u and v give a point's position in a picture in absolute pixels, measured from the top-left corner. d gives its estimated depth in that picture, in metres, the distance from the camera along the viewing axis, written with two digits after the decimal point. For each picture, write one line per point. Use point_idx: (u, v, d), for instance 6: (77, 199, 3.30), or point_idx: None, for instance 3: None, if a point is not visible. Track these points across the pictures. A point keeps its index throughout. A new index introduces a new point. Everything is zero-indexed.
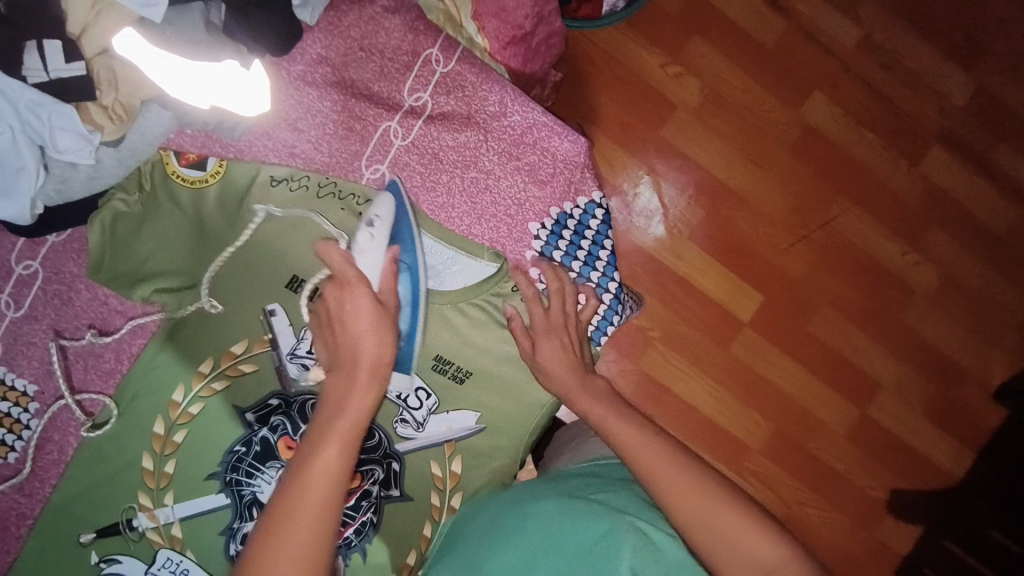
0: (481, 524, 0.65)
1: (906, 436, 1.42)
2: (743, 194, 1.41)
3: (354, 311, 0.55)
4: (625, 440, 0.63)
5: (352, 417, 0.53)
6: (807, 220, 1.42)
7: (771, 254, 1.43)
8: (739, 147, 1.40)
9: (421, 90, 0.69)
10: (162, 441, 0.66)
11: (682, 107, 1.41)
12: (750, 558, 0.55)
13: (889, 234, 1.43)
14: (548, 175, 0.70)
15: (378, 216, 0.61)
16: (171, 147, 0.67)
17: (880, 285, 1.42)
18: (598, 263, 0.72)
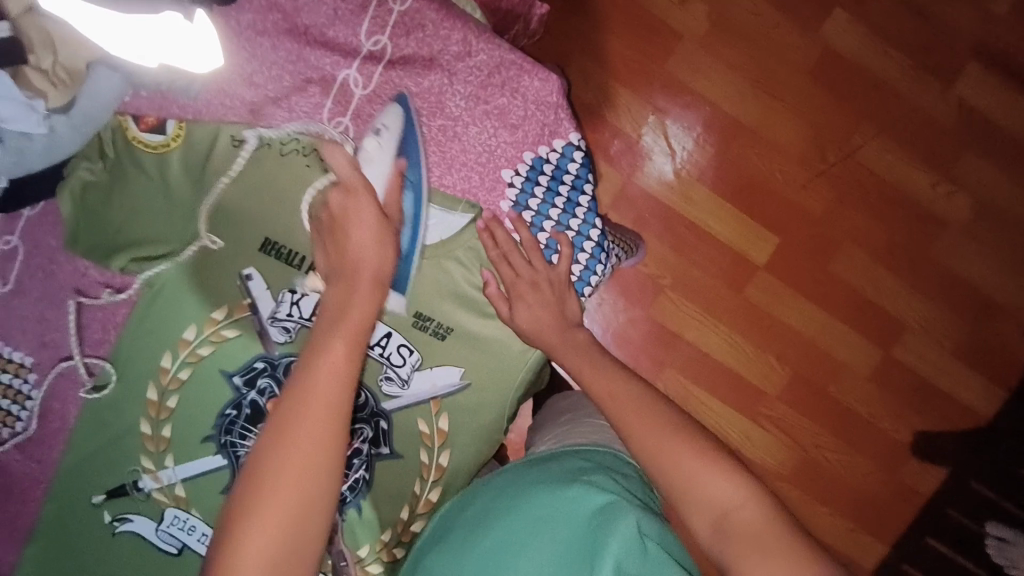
0: (476, 503, 0.68)
1: (930, 362, 1.42)
2: (764, 125, 1.35)
3: (358, 213, 0.58)
4: (603, 395, 0.65)
5: (331, 383, 0.53)
6: (831, 152, 1.37)
7: (794, 189, 1.38)
8: (761, 83, 1.35)
9: (379, 32, 0.64)
10: (157, 407, 0.68)
11: (693, 38, 1.34)
12: (710, 496, 0.56)
13: (918, 160, 1.38)
14: (520, 119, 0.66)
15: (387, 126, 0.63)
16: (129, 111, 0.65)
17: (904, 210, 1.39)
18: (578, 211, 0.68)
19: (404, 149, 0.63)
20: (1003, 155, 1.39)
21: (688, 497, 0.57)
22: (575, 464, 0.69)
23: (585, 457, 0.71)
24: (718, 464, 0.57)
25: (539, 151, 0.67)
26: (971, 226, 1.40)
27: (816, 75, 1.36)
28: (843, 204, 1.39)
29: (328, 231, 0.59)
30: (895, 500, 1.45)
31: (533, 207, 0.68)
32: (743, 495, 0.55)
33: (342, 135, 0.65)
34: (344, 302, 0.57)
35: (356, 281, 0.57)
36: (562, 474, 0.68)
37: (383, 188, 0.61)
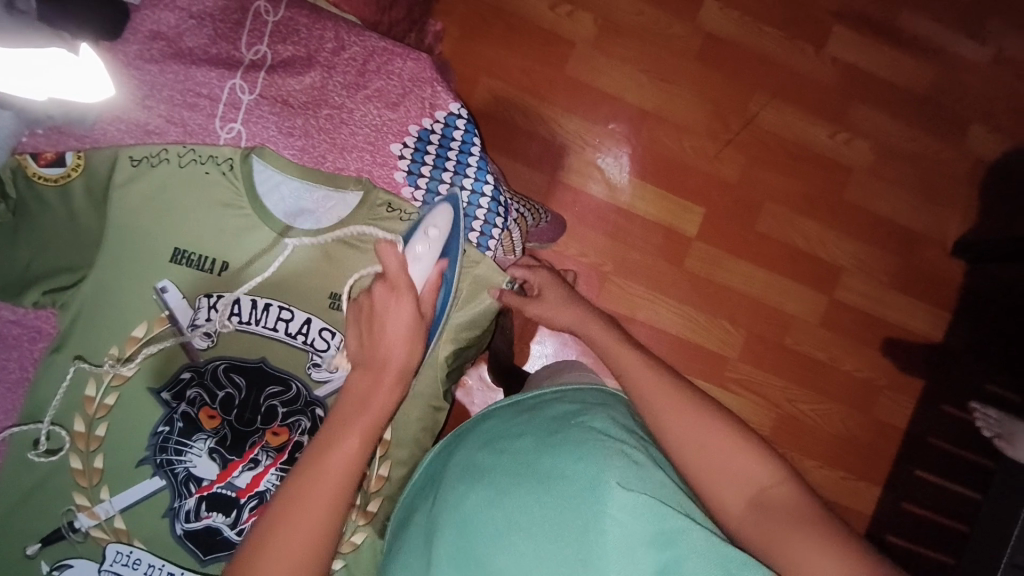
0: (470, 455, 0.68)
1: (870, 301, 1.49)
2: (661, 111, 1.47)
3: (396, 312, 0.65)
4: (630, 375, 0.72)
5: (341, 470, 0.59)
6: (733, 124, 1.48)
7: (707, 162, 1.47)
8: (655, 73, 1.47)
9: (258, 42, 0.70)
10: (86, 439, 0.68)
11: (585, 42, 1.45)
12: (746, 479, 0.63)
13: (812, 119, 1.50)
14: (400, 96, 0.71)
15: (435, 228, 0.68)
16: (27, 151, 0.67)
17: (808, 165, 1.50)
18: (468, 170, 0.72)
19: (445, 252, 0.69)
20: (885, 100, 1.52)
21: (729, 480, 0.64)
22: (560, 410, 0.70)
23: (569, 400, 0.72)
24: (753, 449, 0.65)
25: (423, 124, 0.72)
26: (871, 166, 1.51)
27: (705, 58, 1.48)
28: (754, 166, 1.48)
29: (364, 319, 0.65)
30: (873, 438, 1.48)
31: (425, 175, 0.72)
32: (776, 477, 0.63)
33: (235, 139, 0.69)
34: (370, 392, 0.63)
35: (383, 380, 0.63)
36: (549, 421, 0.68)
37: (422, 283, 0.67)
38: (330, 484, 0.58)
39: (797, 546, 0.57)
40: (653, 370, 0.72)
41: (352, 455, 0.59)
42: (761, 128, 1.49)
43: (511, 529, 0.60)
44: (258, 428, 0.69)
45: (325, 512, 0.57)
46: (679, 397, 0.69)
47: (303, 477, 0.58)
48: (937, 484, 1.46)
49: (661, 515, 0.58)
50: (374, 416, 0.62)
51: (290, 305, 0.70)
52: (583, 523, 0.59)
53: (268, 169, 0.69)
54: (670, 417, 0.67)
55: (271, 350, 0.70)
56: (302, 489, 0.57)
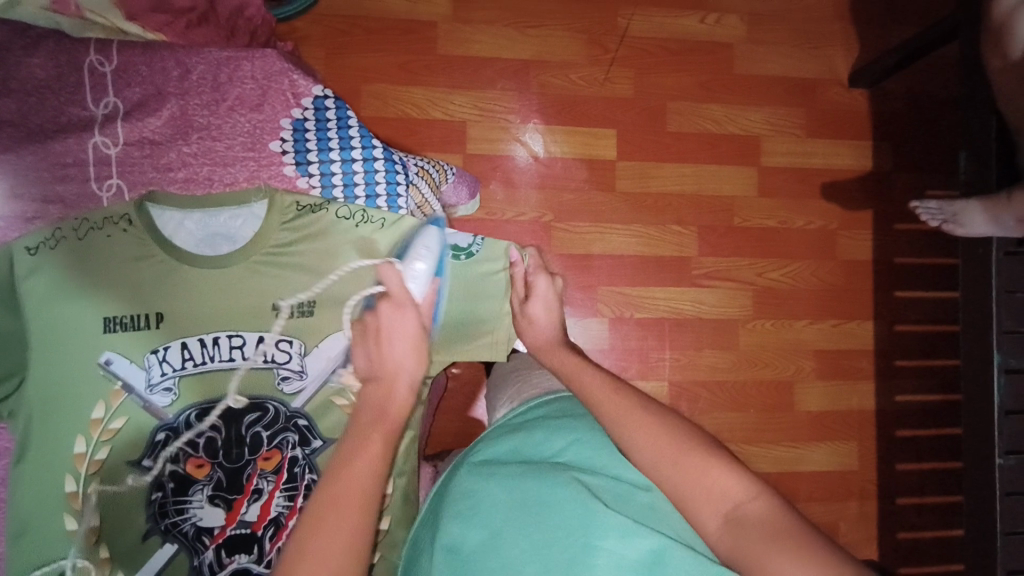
0: (457, 492, 0.67)
1: (802, 158, 1.49)
2: (546, 58, 1.39)
3: (402, 329, 0.63)
4: (596, 396, 0.66)
5: (369, 481, 0.55)
6: (612, 43, 1.42)
7: (602, 88, 1.41)
8: (523, 22, 1.38)
9: (105, 95, 0.71)
10: (84, 533, 0.66)
11: (446, 19, 1.35)
12: (717, 492, 0.56)
13: (690, 12, 1.46)
14: (260, 96, 0.74)
15: (428, 246, 0.69)
16: None
17: (701, 54, 1.46)
18: (353, 140, 0.75)
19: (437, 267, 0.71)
20: None
21: (702, 498, 0.57)
22: (543, 432, 0.71)
23: (550, 421, 0.73)
24: (722, 460, 0.58)
25: (293, 114, 0.75)
26: (751, 36, 1.48)
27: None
28: (645, 76, 1.43)
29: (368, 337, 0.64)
30: (850, 278, 1.50)
31: (315, 161, 0.74)
32: (751, 490, 0.56)
33: (118, 194, 0.71)
34: (384, 401, 0.61)
35: (397, 389, 0.62)
36: (541, 447, 0.70)
37: (422, 296, 0.68)
38: (359, 499, 0.54)
39: (776, 557, 0.50)
40: (626, 390, 0.66)
41: (378, 458, 0.57)
42: (641, 38, 1.43)
43: (502, 566, 0.58)
44: (249, 459, 0.69)
45: (356, 520, 0.53)
46: (640, 405, 0.64)
47: (333, 486, 0.54)
48: (920, 296, 1.50)
49: (645, 537, 0.57)
50: (394, 423, 0.60)
51: (238, 330, 0.69)
52: (575, 550, 0.57)
53: (167, 211, 0.70)
54: (633, 435, 0.61)
55: (235, 380, 0.69)
56: (331, 501, 0.53)
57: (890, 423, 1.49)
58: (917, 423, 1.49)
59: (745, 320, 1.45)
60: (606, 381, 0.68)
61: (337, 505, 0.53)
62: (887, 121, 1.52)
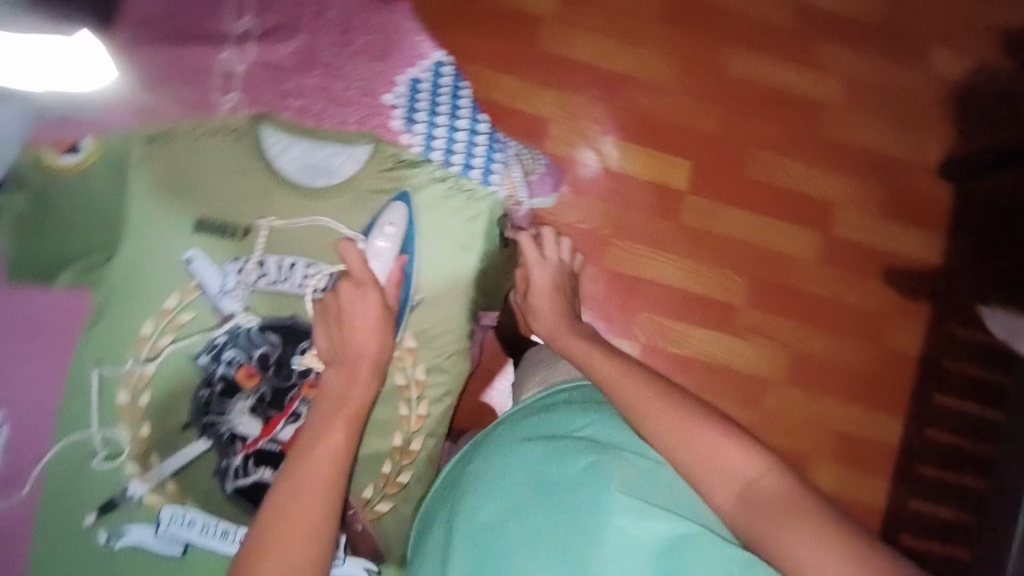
0: (477, 468, 0.68)
1: (870, 235, 1.47)
2: (640, 78, 1.40)
3: (362, 307, 0.69)
4: (601, 374, 0.69)
5: (333, 458, 0.60)
6: (710, 77, 1.42)
7: (687, 118, 1.42)
8: (627, 38, 1.40)
9: (243, 16, 0.76)
10: (131, 409, 0.70)
11: (553, 18, 1.37)
12: (733, 473, 0.58)
13: (790, 65, 1.45)
14: (383, 49, 0.77)
15: (391, 225, 0.73)
16: (42, 142, 0.69)
17: (793, 108, 1.45)
18: (462, 111, 0.77)
19: (404, 246, 0.74)
20: (854, 37, 1.47)
21: (714, 476, 0.59)
22: (566, 412, 0.69)
23: (574, 399, 0.71)
24: (739, 441, 0.60)
25: (411, 73, 0.77)
26: (850, 101, 1.46)
27: (678, 19, 1.42)
28: (734, 117, 1.43)
29: (333, 316, 0.69)
30: (892, 368, 1.46)
31: (422, 120, 0.76)
32: (759, 466, 0.58)
33: (236, 108, 0.73)
34: (347, 387, 0.66)
35: (358, 372, 0.67)
36: (560, 426, 0.68)
37: (386, 278, 0.72)
38: (325, 473, 0.59)
39: (785, 534, 0.53)
40: (625, 368, 0.69)
41: (342, 440, 0.61)
42: (738, 80, 1.43)
43: (515, 546, 0.59)
44: (295, 382, 0.72)
45: (325, 492, 0.58)
46: (661, 392, 0.65)
47: (300, 467, 0.59)
48: (959, 408, 1.46)
49: (661, 524, 0.58)
50: (357, 405, 0.65)
51: (315, 261, 0.73)
52: (590, 534, 0.58)
53: (279, 134, 0.73)
54: (644, 418, 0.64)
55: (302, 305, 0.73)
56: (302, 471, 0.59)
57: (897, 524, 1.44)
58: (928, 533, 1.43)
59: (775, 382, 1.43)
60: (619, 366, 0.69)
61: (302, 481, 0.58)
62: (969, 219, 1.48)
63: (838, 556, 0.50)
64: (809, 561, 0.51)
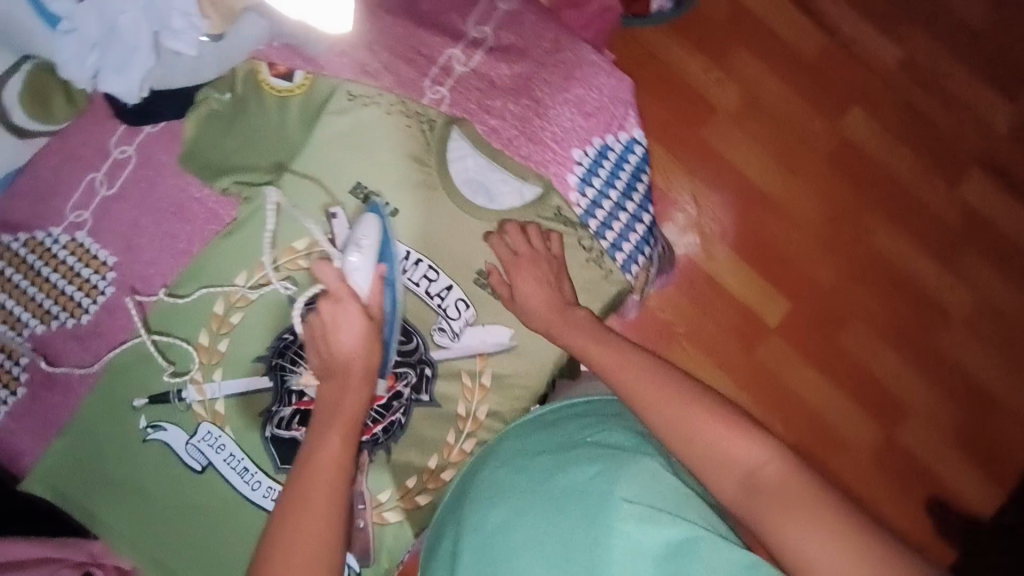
0: (489, 472, 0.68)
1: (944, 472, 1.12)
2: (777, 201, 1.15)
3: (346, 319, 0.64)
4: (605, 364, 0.66)
5: (334, 468, 0.59)
6: (845, 232, 1.16)
7: (808, 264, 1.15)
8: (783, 162, 1.16)
9: (484, 24, 0.75)
10: (220, 321, 0.73)
11: (727, 112, 1.16)
12: (737, 461, 0.56)
13: (929, 257, 1.15)
14: (594, 109, 0.75)
15: (367, 238, 0.68)
16: (262, 58, 0.73)
17: (919, 306, 1.15)
18: (635, 195, 0.77)
19: (382, 255, 0.69)
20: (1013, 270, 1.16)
21: (721, 472, 0.57)
22: (576, 426, 0.69)
23: (587, 413, 0.71)
24: (742, 427, 0.58)
25: (606, 139, 0.76)
26: (977, 316, 1.15)
27: (852, 146, 1.17)
28: (854, 281, 1.14)
29: (319, 335, 0.65)
30: None
31: (595, 186, 0.75)
32: (766, 454, 0.56)
33: (438, 101, 0.73)
34: (337, 400, 0.63)
35: (350, 380, 0.64)
36: (569, 435, 0.68)
37: (366, 289, 0.66)
38: (323, 487, 0.58)
39: (791, 523, 0.51)
40: (630, 351, 0.66)
41: (338, 451, 0.60)
42: (872, 251, 1.16)
43: (522, 553, 0.59)
44: None
45: (323, 514, 0.57)
46: (657, 373, 0.63)
47: (298, 481, 0.59)
48: None
49: (673, 526, 0.57)
50: (352, 415, 0.62)
51: (438, 267, 0.74)
52: (595, 543, 0.57)
53: (464, 142, 0.73)
54: (647, 412, 0.61)
55: (408, 301, 0.74)
56: (303, 486, 0.58)
57: None
58: None
59: None
60: (615, 344, 0.67)
61: (301, 497, 0.58)
62: None
63: (852, 557, 0.48)
64: (814, 551, 0.49)
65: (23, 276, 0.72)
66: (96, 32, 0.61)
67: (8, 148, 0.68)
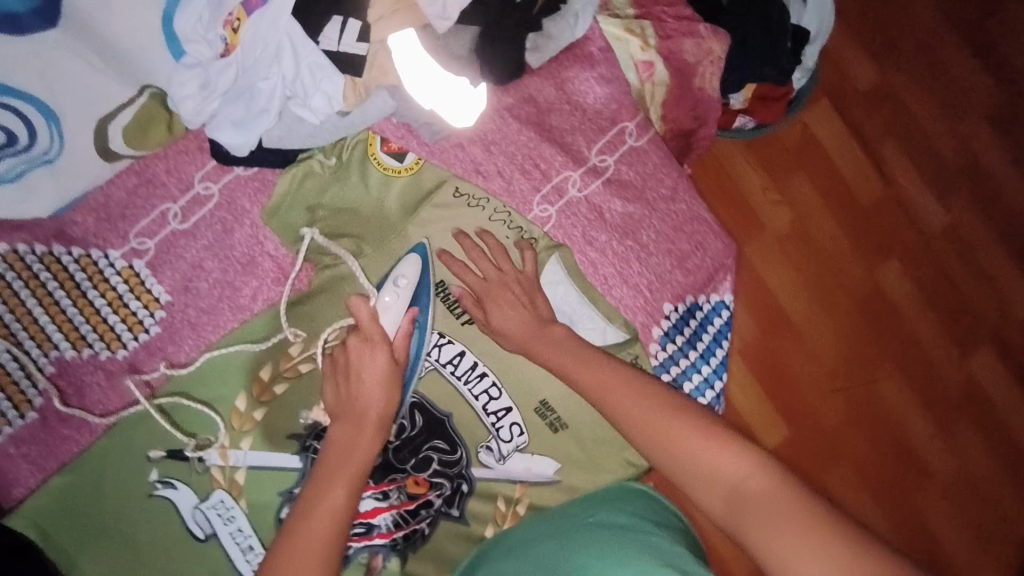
0: (492, 561, 0.64)
1: None
2: (800, 327, 1.06)
3: (372, 365, 0.62)
4: (596, 387, 0.63)
5: (333, 523, 0.54)
6: (853, 375, 1.08)
7: (817, 397, 1.05)
8: (818, 295, 1.08)
9: (608, 154, 0.73)
10: (262, 388, 0.69)
11: (775, 233, 1.06)
12: (722, 476, 0.55)
13: (925, 419, 1.10)
14: (695, 266, 0.75)
15: (403, 279, 0.68)
16: (378, 132, 0.70)
17: (905, 462, 1.08)
18: (712, 359, 0.77)
19: (417, 298, 0.69)
20: (999, 450, 1.12)
21: (714, 486, 0.56)
22: (578, 512, 0.67)
23: (587, 503, 0.70)
24: (726, 441, 0.57)
25: (697, 298, 0.76)
26: (955, 489, 1.10)
27: (885, 299, 1.11)
28: (854, 426, 1.07)
29: (341, 374, 0.62)
30: None
31: (675, 343, 0.75)
32: (751, 467, 0.55)
33: (544, 220, 0.72)
34: (348, 445, 0.59)
35: (366, 427, 0.60)
36: (573, 519, 0.66)
37: (396, 332, 0.65)
38: (324, 542, 0.53)
39: (778, 537, 0.49)
40: (631, 376, 0.63)
41: (341, 502, 0.55)
42: (879, 402, 1.09)
43: None
44: (406, 470, 0.69)
45: (317, 568, 0.52)
46: (641, 387, 0.62)
47: (294, 533, 0.53)
48: None
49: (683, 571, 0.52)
50: (361, 463, 0.58)
51: (501, 386, 0.73)
52: None
53: (560, 268, 0.71)
54: (643, 429, 0.59)
55: (462, 411, 0.71)
56: (298, 540, 0.53)
57: None
58: None
59: None
60: (597, 363, 0.64)
61: (294, 554, 0.52)
62: None
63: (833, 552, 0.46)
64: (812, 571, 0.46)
65: (66, 295, 0.66)
66: (228, 85, 0.60)
67: (97, 172, 0.64)
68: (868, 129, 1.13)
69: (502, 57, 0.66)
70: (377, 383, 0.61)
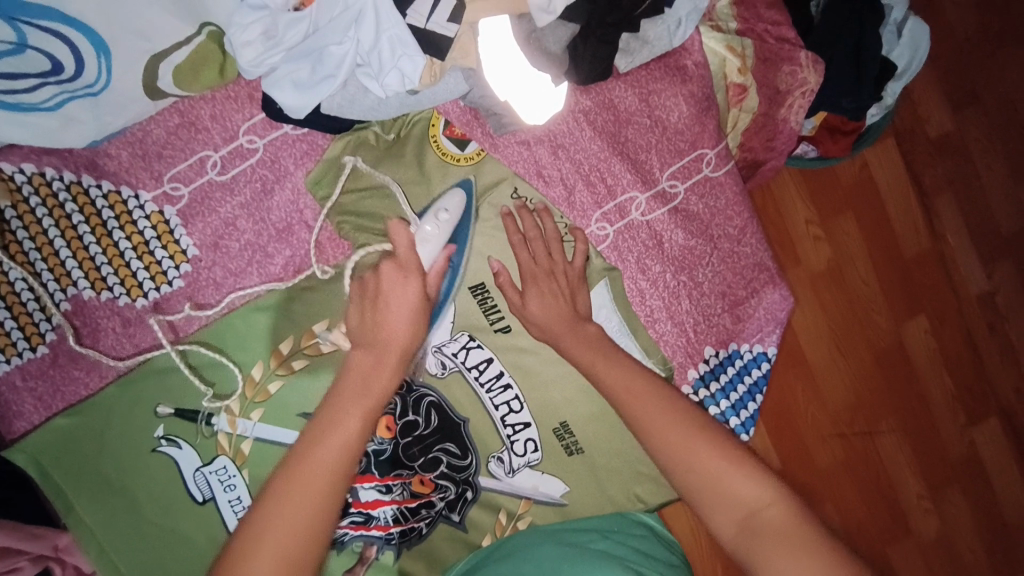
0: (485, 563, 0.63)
1: None
2: (816, 372, 0.99)
3: (401, 294, 0.56)
4: (616, 389, 0.59)
5: (339, 459, 0.48)
6: (858, 423, 1.01)
7: (815, 441, 0.99)
8: (841, 340, 1.00)
9: (680, 180, 0.71)
10: (280, 360, 0.66)
11: (809, 271, 0.99)
12: (739, 498, 0.53)
13: (919, 478, 1.04)
14: (747, 316, 0.76)
15: (446, 211, 0.64)
16: (443, 114, 0.66)
17: (890, 517, 1.02)
18: (744, 411, 0.76)
19: (455, 235, 0.65)
20: (986, 521, 1.07)
21: (722, 509, 0.53)
22: (577, 532, 0.66)
23: (588, 526, 0.68)
24: (743, 464, 0.54)
25: (740, 346, 0.75)
26: (932, 552, 1.04)
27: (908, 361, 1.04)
28: (846, 476, 1.00)
29: (365, 298, 0.57)
30: None
31: (709, 388, 0.74)
32: (766, 495, 0.52)
33: (600, 238, 0.69)
34: (370, 373, 0.53)
35: (386, 357, 0.54)
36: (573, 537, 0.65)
37: (429, 266, 0.60)
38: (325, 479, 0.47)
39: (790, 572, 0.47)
40: (653, 381, 0.59)
41: (352, 438, 0.50)
42: (879, 458, 1.02)
43: None
44: (414, 467, 0.67)
45: (313, 506, 0.46)
46: (667, 398, 0.58)
47: (288, 468, 0.48)
48: None
49: None
50: (376, 400, 0.52)
51: (523, 400, 0.70)
52: None
53: (607, 294, 0.69)
54: (660, 433, 0.56)
55: (479, 418, 0.69)
56: (298, 473, 0.47)
57: None
58: None
59: None
60: (625, 364, 0.61)
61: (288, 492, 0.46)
62: None
63: None
64: None
65: (90, 231, 0.62)
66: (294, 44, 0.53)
67: (140, 109, 0.59)
68: (931, 177, 1.05)
69: (590, 57, 0.60)
70: (405, 313, 0.56)
